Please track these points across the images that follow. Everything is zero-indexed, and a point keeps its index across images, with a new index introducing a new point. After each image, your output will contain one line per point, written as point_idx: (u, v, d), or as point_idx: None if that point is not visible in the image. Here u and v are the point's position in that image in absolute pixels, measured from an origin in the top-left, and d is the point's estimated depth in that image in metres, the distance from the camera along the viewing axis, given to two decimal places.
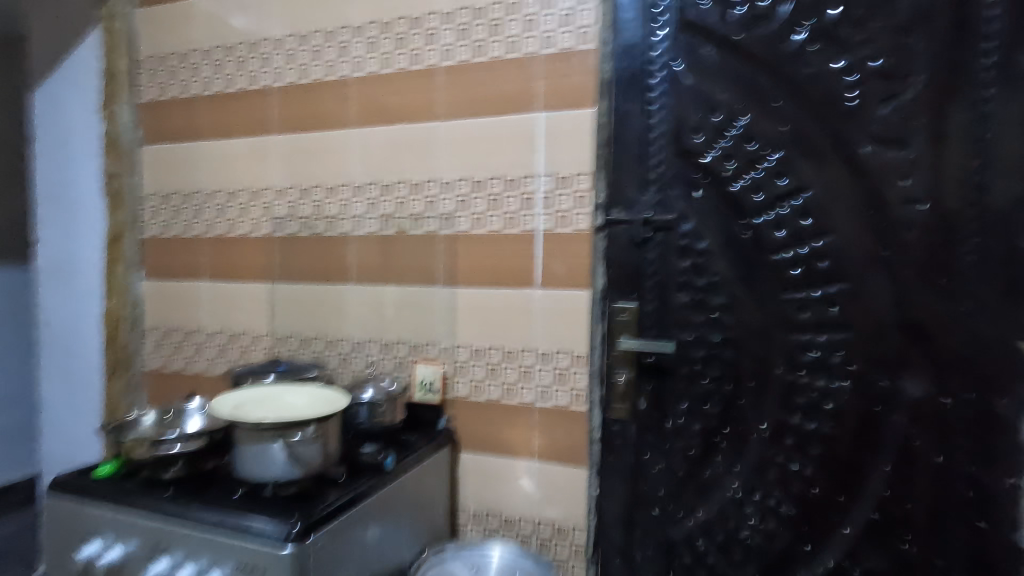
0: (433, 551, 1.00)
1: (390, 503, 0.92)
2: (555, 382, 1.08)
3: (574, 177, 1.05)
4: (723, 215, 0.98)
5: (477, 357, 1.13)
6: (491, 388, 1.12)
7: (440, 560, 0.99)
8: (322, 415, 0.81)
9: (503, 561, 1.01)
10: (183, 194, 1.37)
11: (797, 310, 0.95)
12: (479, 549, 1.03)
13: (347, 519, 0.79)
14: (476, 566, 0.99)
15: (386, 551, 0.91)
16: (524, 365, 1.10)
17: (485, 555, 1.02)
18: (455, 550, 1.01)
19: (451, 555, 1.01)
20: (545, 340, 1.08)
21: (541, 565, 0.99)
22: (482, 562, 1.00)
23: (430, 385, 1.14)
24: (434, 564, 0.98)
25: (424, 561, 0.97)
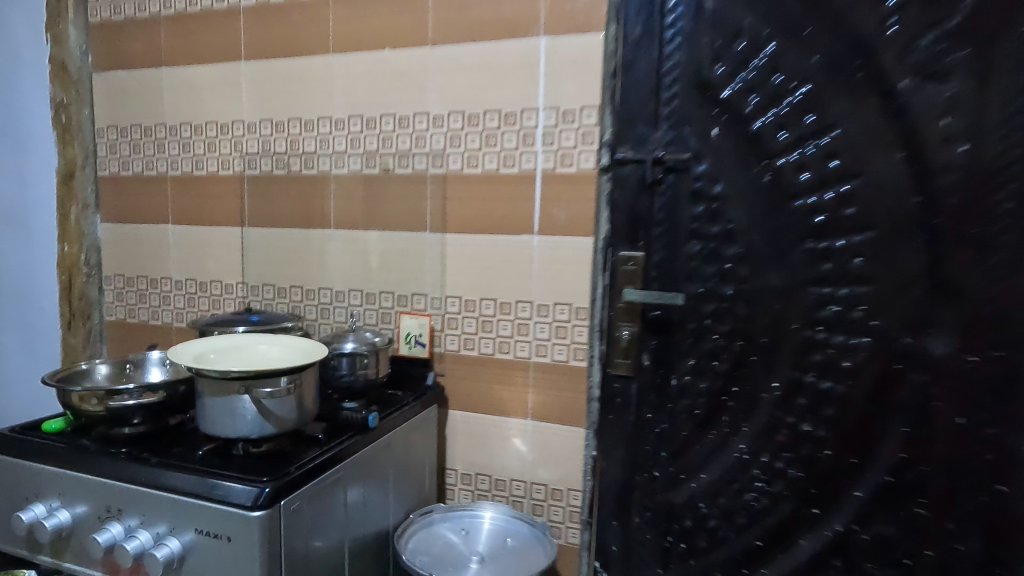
0: (420, 514, 0.94)
1: (373, 465, 0.84)
2: (553, 335, 1.01)
3: (579, 111, 0.97)
4: (741, 156, 0.89)
5: (468, 310, 1.04)
6: (483, 342, 1.04)
7: (428, 525, 0.92)
8: (298, 366, 0.72)
9: (495, 525, 0.95)
10: (142, 128, 1.24)
11: (818, 261, 0.87)
12: (469, 512, 0.96)
13: (323, 483, 0.71)
14: (465, 530, 0.93)
15: (370, 515, 0.85)
16: (519, 318, 1.02)
17: (475, 519, 0.96)
18: (444, 512, 0.95)
19: (439, 517, 0.94)
20: (542, 291, 1.01)
21: (535, 528, 0.93)
22: (473, 525, 0.94)
23: (417, 338, 1.07)
24: (421, 527, 0.91)
25: (410, 526, 0.90)
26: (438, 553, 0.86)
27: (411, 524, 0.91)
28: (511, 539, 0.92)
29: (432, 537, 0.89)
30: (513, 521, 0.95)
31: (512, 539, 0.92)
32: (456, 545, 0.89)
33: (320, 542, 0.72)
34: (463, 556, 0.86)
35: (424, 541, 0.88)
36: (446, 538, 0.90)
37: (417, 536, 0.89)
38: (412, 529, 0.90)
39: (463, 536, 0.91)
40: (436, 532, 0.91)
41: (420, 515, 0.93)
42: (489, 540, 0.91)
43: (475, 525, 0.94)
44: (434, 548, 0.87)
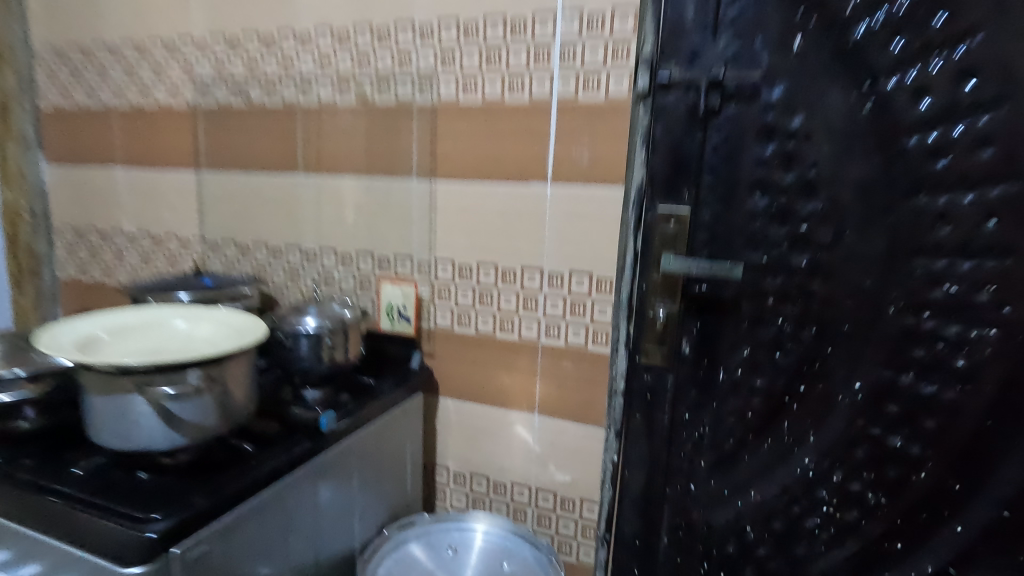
0: (395, 529, 0.76)
1: (320, 478, 0.65)
2: (568, 313, 0.79)
3: (609, 16, 0.72)
4: (836, 77, 0.63)
5: (464, 278, 0.84)
6: (481, 318, 0.84)
7: (405, 543, 0.75)
8: (217, 355, 0.55)
9: (489, 542, 0.77)
10: (82, 50, 1.03)
11: (937, 224, 0.63)
12: (457, 524, 0.79)
13: (232, 522, 0.53)
14: (452, 549, 0.76)
15: (327, 534, 0.68)
16: (526, 289, 0.81)
17: (465, 534, 0.78)
18: (426, 525, 0.78)
19: (420, 532, 0.77)
20: (556, 256, 0.79)
21: (538, 549, 0.75)
22: (461, 542, 0.77)
23: (400, 311, 0.87)
24: (395, 546, 0.74)
25: (380, 546, 0.73)
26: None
27: (382, 543, 0.73)
28: (505, 564, 0.74)
29: (407, 560, 0.72)
30: (512, 535, 0.78)
31: (507, 562, 0.74)
32: (438, 572, 0.72)
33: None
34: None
35: (398, 566, 0.71)
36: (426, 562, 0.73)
37: (390, 558, 0.72)
38: (383, 550, 0.72)
39: (448, 558, 0.74)
40: (414, 553, 0.74)
41: (396, 530, 0.76)
42: (481, 562, 0.74)
43: (464, 542, 0.77)
44: (412, 575, 0.70)
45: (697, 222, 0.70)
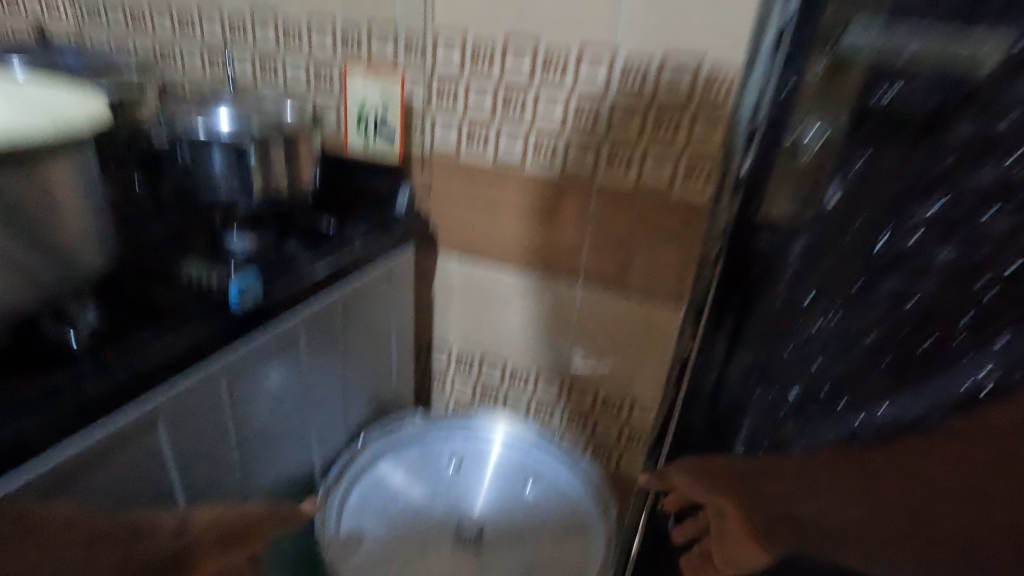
0: (374, 437, 0.54)
1: (244, 383, 0.40)
2: (646, 131, 0.49)
3: None
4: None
5: (478, 68, 0.52)
6: (502, 136, 0.54)
7: (391, 459, 0.54)
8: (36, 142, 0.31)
9: (508, 456, 0.55)
10: None
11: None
12: (462, 428, 0.57)
13: (73, 466, 0.30)
14: (456, 461, 0.55)
15: (272, 450, 0.45)
16: (581, 88, 0.49)
17: (474, 442, 0.56)
18: (420, 430, 0.56)
19: (411, 439, 0.55)
20: (636, 30, 0.46)
21: (576, 472, 0.53)
22: (468, 452, 0.56)
23: (378, 121, 0.57)
24: (377, 462, 0.53)
25: (352, 465, 0.51)
26: (401, 522, 0.49)
27: (355, 458, 0.52)
28: (527, 489, 0.53)
29: (396, 482, 0.52)
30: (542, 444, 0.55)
31: (532, 488, 0.53)
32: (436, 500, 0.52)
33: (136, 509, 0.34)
34: (451, 518, 0.50)
35: (381, 493, 0.51)
36: (417, 486, 0.52)
37: (370, 480, 0.51)
38: (358, 469, 0.51)
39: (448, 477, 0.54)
40: (403, 470, 0.53)
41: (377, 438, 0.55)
42: (494, 482, 0.53)
43: (472, 454, 0.56)
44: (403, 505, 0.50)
45: None
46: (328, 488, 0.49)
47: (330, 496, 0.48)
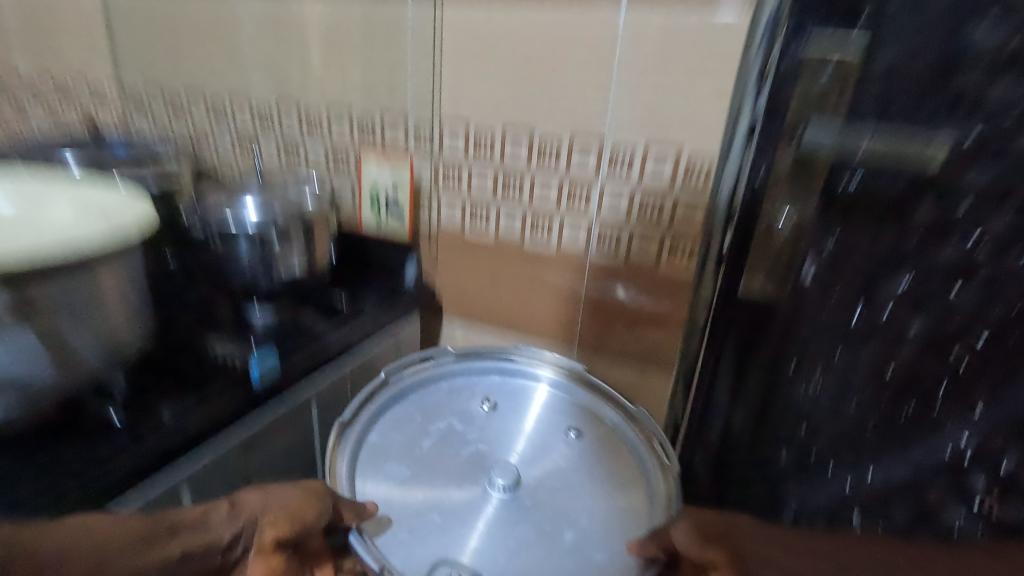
0: (401, 371, 0.46)
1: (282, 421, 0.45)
2: (632, 212, 0.53)
3: None
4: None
5: (480, 155, 0.58)
6: (502, 214, 0.59)
7: (410, 400, 0.45)
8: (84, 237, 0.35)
9: (556, 400, 0.47)
10: None
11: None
12: (491, 369, 0.49)
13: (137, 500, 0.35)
14: (490, 401, 0.46)
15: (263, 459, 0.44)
16: (574, 174, 0.54)
17: (511, 383, 0.48)
18: (448, 382, 0.48)
19: (438, 377, 0.47)
20: (622, 124, 0.51)
21: (634, 424, 0.44)
22: (504, 391, 0.48)
23: (389, 200, 0.62)
24: (399, 399, 0.45)
25: (372, 398, 0.43)
26: (424, 466, 0.40)
27: (373, 391, 0.44)
28: (572, 435, 0.44)
29: (414, 422, 0.43)
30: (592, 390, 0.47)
31: (575, 439, 0.44)
32: (460, 445, 0.42)
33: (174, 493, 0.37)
34: (478, 473, 0.40)
35: (397, 433, 0.42)
36: (442, 426, 0.43)
37: (388, 420, 0.43)
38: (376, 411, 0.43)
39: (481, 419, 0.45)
40: (422, 409, 0.45)
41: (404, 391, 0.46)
42: (534, 428, 0.44)
43: (513, 395, 0.47)
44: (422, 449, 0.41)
45: (992, 42, 0.27)
46: (342, 421, 0.40)
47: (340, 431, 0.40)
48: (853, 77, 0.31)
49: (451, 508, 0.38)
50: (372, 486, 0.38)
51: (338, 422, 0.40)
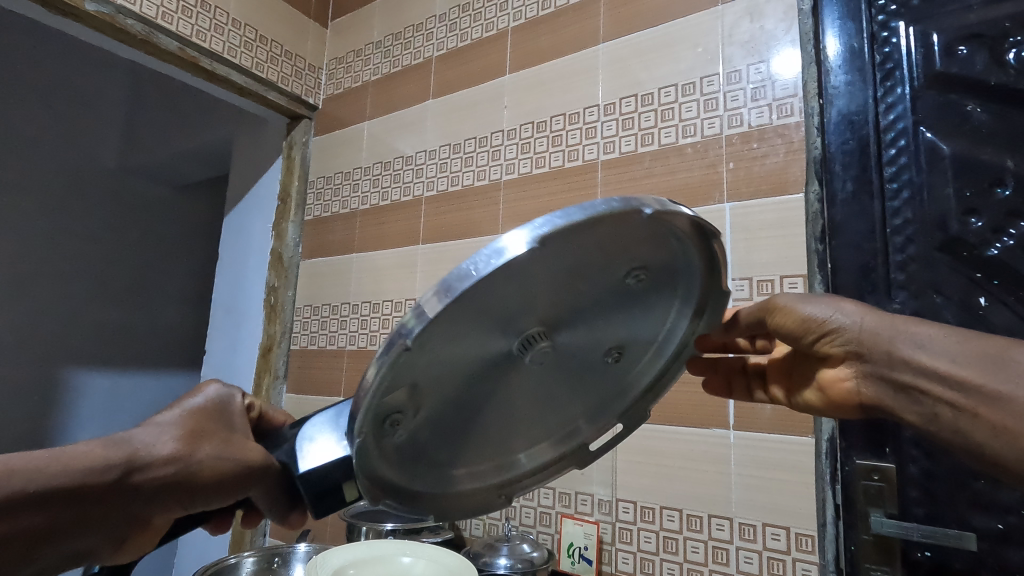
0: (531, 299, 0.42)
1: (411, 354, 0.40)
2: (764, 571, 0.75)
3: (779, 281, 0.79)
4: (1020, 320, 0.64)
5: (646, 521, 0.85)
6: (666, 568, 0.82)
7: (501, 305, 0.41)
8: None
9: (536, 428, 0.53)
10: (331, 306, 1.37)
11: None
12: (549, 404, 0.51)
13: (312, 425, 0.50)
14: (616, 352, 0.51)
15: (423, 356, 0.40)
16: (716, 539, 0.79)
17: (663, 237, 0.43)
18: (650, 302, 0.49)
19: (626, 313, 0.48)
20: (743, 507, 0.78)
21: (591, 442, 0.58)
22: (653, 281, 0.47)
23: (582, 551, 0.89)
24: (476, 353, 0.44)
25: (475, 275, 0.36)
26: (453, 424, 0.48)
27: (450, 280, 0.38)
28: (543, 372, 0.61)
29: (565, 381, 0.51)
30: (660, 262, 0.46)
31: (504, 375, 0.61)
32: (525, 390, 0.50)
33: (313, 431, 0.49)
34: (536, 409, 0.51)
35: (456, 387, 0.46)
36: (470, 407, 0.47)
37: (452, 371, 0.44)
38: (459, 362, 0.44)
39: (634, 378, 0.56)
40: (575, 380, 0.52)
41: (573, 306, 0.45)
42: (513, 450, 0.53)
43: (663, 278, 0.48)
44: (543, 391, 0.51)
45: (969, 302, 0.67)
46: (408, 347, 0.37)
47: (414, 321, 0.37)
48: (893, 489, 0.68)
49: (499, 419, 0.51)
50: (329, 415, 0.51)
51: (423, 316, 0.37)
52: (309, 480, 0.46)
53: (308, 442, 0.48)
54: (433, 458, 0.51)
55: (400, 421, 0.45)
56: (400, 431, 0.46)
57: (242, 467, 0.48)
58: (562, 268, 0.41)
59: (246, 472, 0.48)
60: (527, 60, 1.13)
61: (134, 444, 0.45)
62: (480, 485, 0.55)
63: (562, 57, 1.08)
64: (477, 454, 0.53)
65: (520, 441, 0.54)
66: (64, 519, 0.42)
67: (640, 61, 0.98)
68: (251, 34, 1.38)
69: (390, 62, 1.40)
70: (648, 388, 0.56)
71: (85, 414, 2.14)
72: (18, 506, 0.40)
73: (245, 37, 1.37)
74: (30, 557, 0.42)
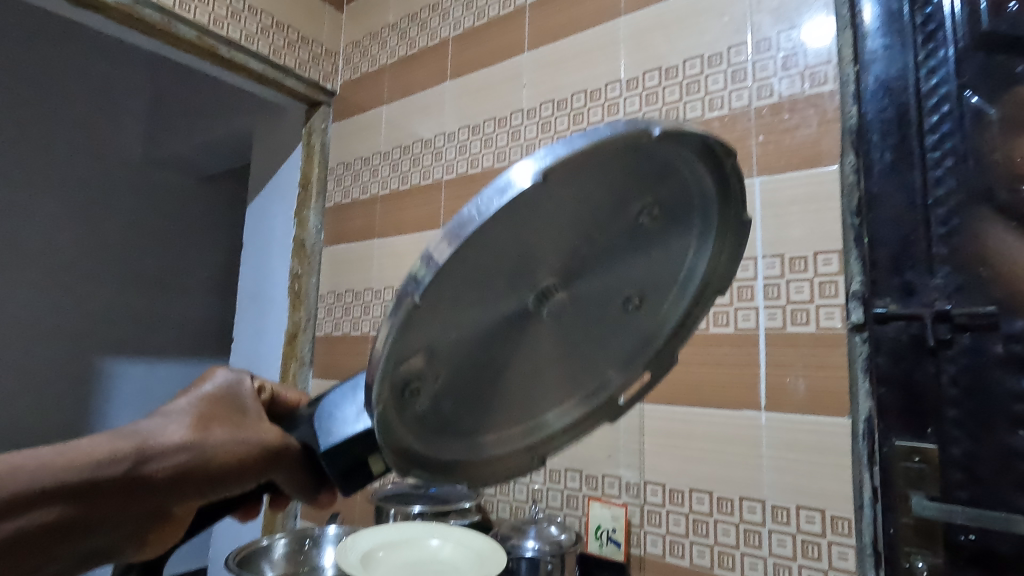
0: (542, 243, 0.41)
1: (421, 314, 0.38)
2: (799, 554, 0.73)
3: (812, 257, 0.77)
4: None
5: (675, 504, 0.84)
6: (696, 550, 0.81)
7: (513, 250, 0.39)
8: None
9: (555, 379, 0.51)
10: (354, 292, 1.37)
11: None
12: (563, 352, 0.50)
13: (328, 402, 0.50)
14: (637, 299, 0.49)
15: (431, 309, 0.38)
16: (747, 521, 0.78)
17: (674, 165, 0.42)
18: (670, 240, 0.47)
19: (644, 253, 0.47)
20: (776, 489, 0.76)
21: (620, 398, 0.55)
22: (668, 216, 0.45)
23: (610, 534, 0.89)
24: (489, 307, 0.43)
25: (486, 213, 0.35)
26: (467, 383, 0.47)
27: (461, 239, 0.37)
28: None
29: (587, 334, 0.50)
30: (672, 175, 0.43)
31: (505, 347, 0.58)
32: (545, 344, 0.48)
33: (330, 404, 0.50)
34: (553, 358, 0.50)
35: (472, 345, 0.45)
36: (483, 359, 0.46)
37: (467, 329, 0.43)
38: (472, 317, 0.42)
39: (661, 317, 0.52)
40: (597, 331, 0.50)
41: (587, 249, 0.44)
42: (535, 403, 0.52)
43: (678, 212, 0.46)
44: (561, 345, 0.49)
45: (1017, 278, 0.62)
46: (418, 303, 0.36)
47: (423, 269, 0.36)
48: (935, 473, 0.65)
49: (520, 378, 0.49)
50: (341, 388, 0.51)
51: (432, 262, 0.35)
52: (334, 462, 0.47)
53: (328, 422, 0.49)
54: (457, 426, 0.49)
55: (421, 390, 0.44)
56: (424, 399, 0.45)
57: (257, 448, 0.49)
58: (572, 206, 0.40)
59: (262, 452, 0.50)
60: (546, 36, 1.10)
61: (142, 435, 0.46)
62: (511, 450, 0.52)
63: (583, 32, 1.05)
64: (500, 417, 0.51)
65: (545, 400, 0.52)
66: (78, 515, 0.43)
67: (663, 33, 0.95)
68: (268, 21, 1.38)
69: (407, 45, 1.38)
70: (677, 328, 0.53)
71: (119, 401, 2.22)
72: (32, 502, 0.42)
73: (262, 24, 1.36)
74: (48, 555, 0.43)
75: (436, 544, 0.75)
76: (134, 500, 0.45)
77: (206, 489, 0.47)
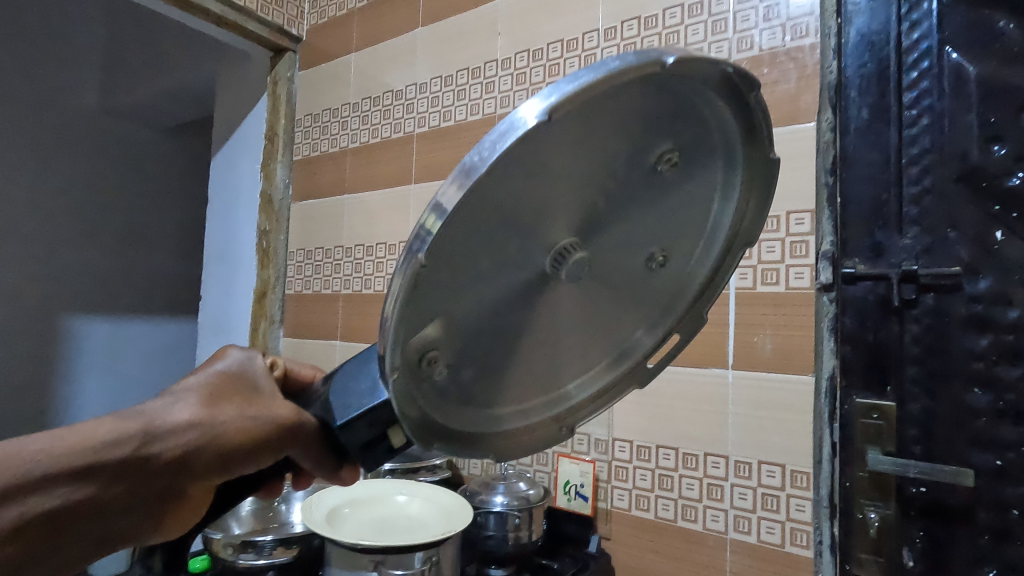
0: (559, 196, 0.39)
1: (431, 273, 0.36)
2: (759, 506, 0.76)
3: (786, 217, 0.77)
4: None
5: (642, 460, 0.86)
6: (660, 503, 0.83)
7: (526, 200, 0.37)
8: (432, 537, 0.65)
9: (578, 343, 0.49)
10: (324, 250, 1.34)
11: None
12: (586, 314, 0.48)
13: (343, 374, 0.49)
14: (661, 256, 0.48)
15: (440, 265, 0.36)
16: (712, 476, 0.79)
17: (689, 101, 0.40)
18: (691, 189, 0.45)
19: (664, 203, 0.45)
20: (741, 445, 0.78)
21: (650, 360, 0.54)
22: (687, 163, 0.44)
23: (577, 489, 0.91)
24: (507, 271, 0.41)
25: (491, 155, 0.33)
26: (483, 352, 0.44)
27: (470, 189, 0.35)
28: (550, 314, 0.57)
29: (612, 294, 0.48)
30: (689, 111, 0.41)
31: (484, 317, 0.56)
32: (566, 309, 0.46)
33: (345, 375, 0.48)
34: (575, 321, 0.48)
35: (489, 308, 0.42)
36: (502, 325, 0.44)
37: (484, 290, 0.41)
38: (489, 279, 0.40)
39: (688, 273, 0.51)
40: (620, 292, 0.48)
41: (607, 204, 0.42)
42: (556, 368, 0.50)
43: (697, 156, 0.44)
44: (587, 308, 0.47)
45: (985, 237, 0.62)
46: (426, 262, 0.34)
47: (433, 217, 0.34)
48: (892, 430, 0.66)
49: (540, 344, 0.47)
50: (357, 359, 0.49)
51: (442, 210, 0.33)
52: (354, 434, 0.45)
53: (344, 394, 0.47)
54: (480, 396, 0.47)
55: (439, 360, 0.41)
56: (442, 369, 0.42)
57: (272, 427, 0.49)
58: (589, 154, 0.38)
59: (276, 429, 0.49)
60: None
61: (150, 413, 0.45)
62: (532, 423, 0.50)
63: None
64: (522, 388, 0.49)
65: (569, 366, 0.50)
66: (86, 500, 0.42)
67: None
68: None
69: None
70: (706, 282, 0.52)
71: (86, 360, 2.17)
72: (31, 487, 0.40)
73: None
74: (64, 540, 0.42)
75: (403, 500, 0.75)
76: (147, 480, 0.44)
77: (222, 467, 0.47)
